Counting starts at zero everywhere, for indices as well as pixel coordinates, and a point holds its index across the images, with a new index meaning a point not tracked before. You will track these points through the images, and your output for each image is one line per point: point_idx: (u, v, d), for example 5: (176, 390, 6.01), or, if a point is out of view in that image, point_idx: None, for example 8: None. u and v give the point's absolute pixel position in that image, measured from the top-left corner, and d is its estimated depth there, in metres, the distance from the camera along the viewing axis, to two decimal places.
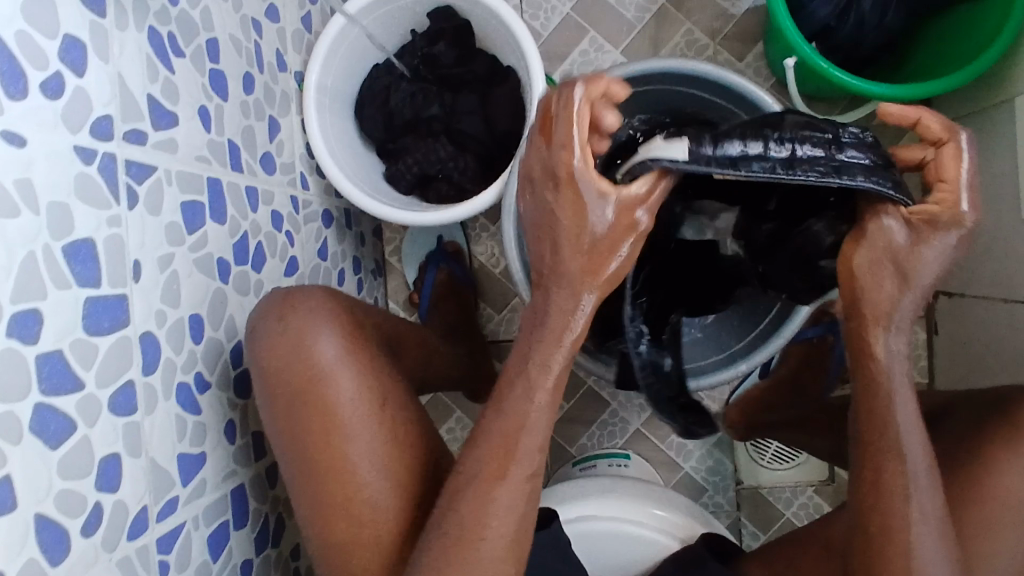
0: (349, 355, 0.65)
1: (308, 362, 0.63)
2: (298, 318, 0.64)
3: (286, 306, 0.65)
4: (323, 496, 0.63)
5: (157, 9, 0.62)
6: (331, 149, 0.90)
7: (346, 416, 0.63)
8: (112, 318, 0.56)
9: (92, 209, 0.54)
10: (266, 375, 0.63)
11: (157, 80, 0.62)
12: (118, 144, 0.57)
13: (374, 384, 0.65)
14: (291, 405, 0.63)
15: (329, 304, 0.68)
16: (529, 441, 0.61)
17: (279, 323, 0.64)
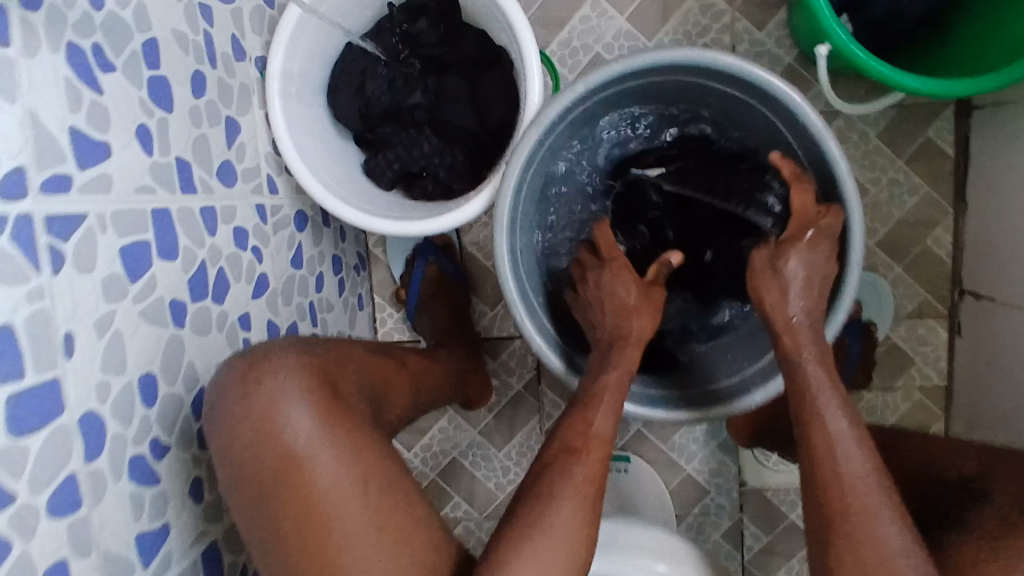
0: (327, 430, 0.56)
1: (281, 446, 0.54)
2: (263, 391, 0.55)
3: (250, 378, 0.55)
4: None
5: (77, 19, 0.50)
6: (301, 145, 0.78)
7: (331, 503, 0.53)
8: (43, 410, 0.46)
9: (5, 289, 0.44)
10: (235, 466, 0.54)
11: (80, 107, 0.50)
12: (36, 199, 0.46)
13: (359, 458, 0.56)
14: (268, 500, 0.53)
15: (299, 368, 0.58)
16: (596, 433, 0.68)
17: (243, 400, 0.55)
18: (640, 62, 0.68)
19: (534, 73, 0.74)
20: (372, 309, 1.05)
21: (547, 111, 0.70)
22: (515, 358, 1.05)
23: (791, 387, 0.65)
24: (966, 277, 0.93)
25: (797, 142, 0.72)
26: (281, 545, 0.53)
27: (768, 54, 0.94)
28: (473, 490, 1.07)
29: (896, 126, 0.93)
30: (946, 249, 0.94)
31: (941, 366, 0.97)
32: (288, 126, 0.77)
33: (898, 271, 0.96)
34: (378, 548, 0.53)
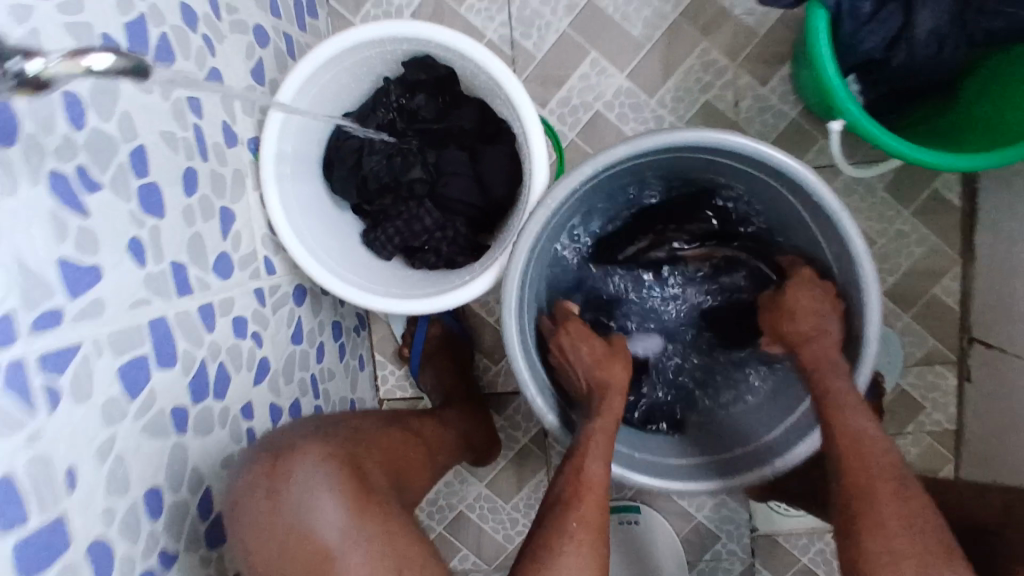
0: (356, 530, 0.57)
1: (313, 532, 0.56)
2: (291, 491, 0.57)
3: (278, 473, 0.57)
4: None
5: (59, 144, 0.49)
6: (299, 228, 0.77)
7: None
8: (49, 550, 0.46)
9: (5, 439, 0.43)
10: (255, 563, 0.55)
11: (69, 235, 0.50)
12: (28, 339, 0.46)
13: (385, 556, 0.58)
14: None
15: (327, 455, 0.61)
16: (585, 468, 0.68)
17: (268, 498, 0.56)
18: (652, 144, 0.66)
19: (536, 154, 0.73)
20: (374, 367, 1.04)
21: (552, 196, 0.68)
22: (520, 413, 1.04)
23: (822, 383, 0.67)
24: (976, 326, 0.93)
25: (816, 218, 0.70)
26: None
27: (772, 109, 0.93)
28: (481, 544, 1.06)
29: (901, 176, 0.93)
30: (954, 297, 0.94)
31: (950, 412, 0.96)
32: (286, 209, 0.76)
33: (905, 320, 0.95)
34: None
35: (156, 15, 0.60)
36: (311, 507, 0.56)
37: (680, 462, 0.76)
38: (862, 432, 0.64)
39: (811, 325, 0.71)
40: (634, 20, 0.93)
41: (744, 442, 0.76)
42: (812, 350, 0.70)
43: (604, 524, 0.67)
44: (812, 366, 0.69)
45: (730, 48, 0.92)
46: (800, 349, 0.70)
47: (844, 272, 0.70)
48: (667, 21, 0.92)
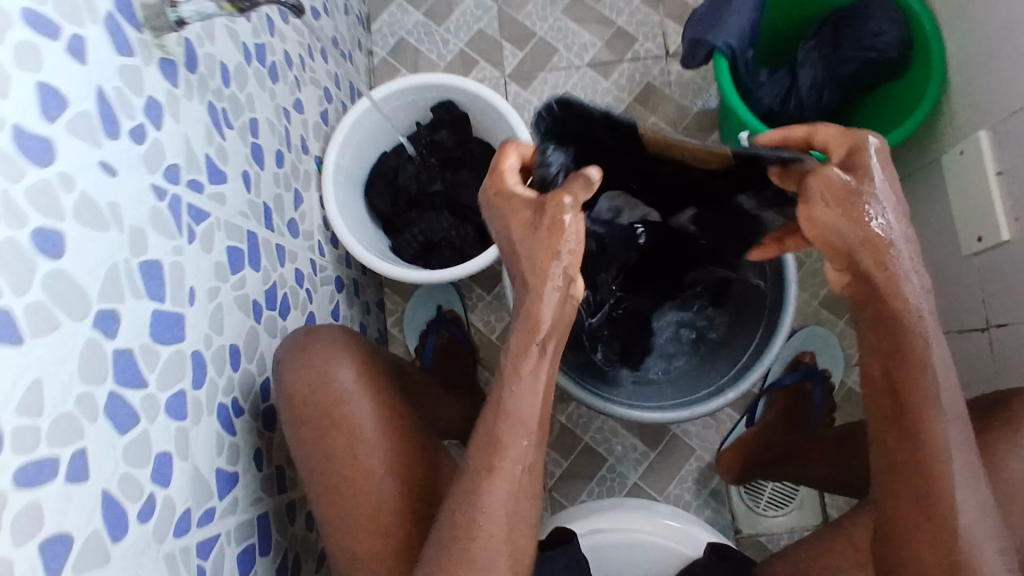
0: (367, 386, 0.73)
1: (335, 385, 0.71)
2: (319, 350, 0.72)
3: (311, 340, 0.72)
4: (328, 460, 0.69)
5: (215, 88, 0.74)
6: (347, 219, 0.98)
7: (364, 428, 0.70)
8: (172, 332, 0.61)
9: (162, 238, 0.61)
10: (292, 400, 0.69)
11: (212, 144, 0.72)
12: (182, 188, 0.66)
13: (385, 407, 0.73)
14: (317, 423, 0.69)
15: (346, 335, 0.76)
16: (509, 431, 0.62)
17: (304, 352, 0.71)
18: None
19: None
20: None
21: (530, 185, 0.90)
22: None
23: (901, 345, 0.61)
24: None
25: None
26: (319, 449, 0.69)
27: None
28: None
29: None
30: None
31: None
32: (340, 205, 0.98)
33: (842, 325, 1.13)
34: (389, 446, 0.71)
35: (271, 45, 0.88)
36: (334, 364, 0.71)
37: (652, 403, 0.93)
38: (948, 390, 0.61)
39: (880, 232, 0.60)
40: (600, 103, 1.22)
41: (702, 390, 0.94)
42: (900, 296, 0.61)
43: (521, 496, 0.63)
44: (901, 312, 0.61)
45: (674, 122, 1.22)
46: (882, 284, 0.61)
47: None
48: (624, 103, 1.22)
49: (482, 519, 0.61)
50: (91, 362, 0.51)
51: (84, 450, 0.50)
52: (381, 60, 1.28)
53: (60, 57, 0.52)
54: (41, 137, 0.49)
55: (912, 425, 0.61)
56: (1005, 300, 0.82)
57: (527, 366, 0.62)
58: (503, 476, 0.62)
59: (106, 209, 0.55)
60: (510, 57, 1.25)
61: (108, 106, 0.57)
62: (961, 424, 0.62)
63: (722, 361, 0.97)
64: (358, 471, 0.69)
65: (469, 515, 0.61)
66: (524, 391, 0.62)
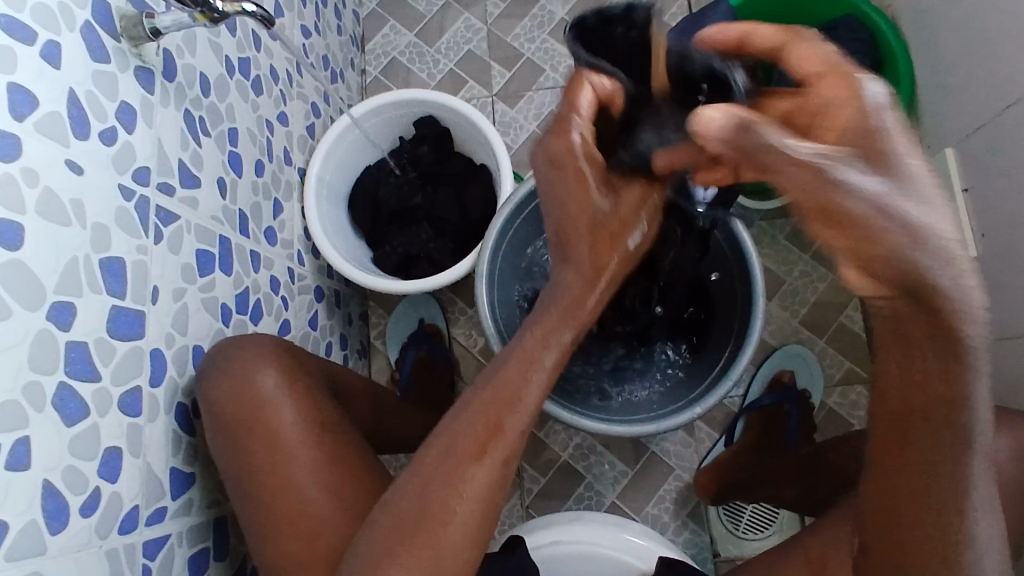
0: (292, 392, 0.73)
1: (258, 396, 0.70)
2: (243, 357, 0.71)
3: (233, 349, 0.72)
4: (255, 475, 0.68)
5: (193, 97, 0.76)
6: (327, 230, 1.00)
7: (287, 437, 0.70)
8: (131, 329, 0.62)
9: (126, 237, 0.63)
10: (215, 413, 0.68)
11: (187, 150, 0.74)
12: (151, 190, 0.67)
13: (312, 414, 0.72)
14: (242, 436, 0.69)
15: (271, 344, 0.76)
16: (515, 419, 0.58)
17: (225, 362, 0.70)
18: None
19: (506, 175, 0.98)
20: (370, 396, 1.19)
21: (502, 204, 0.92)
22: None
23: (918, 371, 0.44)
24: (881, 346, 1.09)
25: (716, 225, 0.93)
26: (240, 457, 0.68)
27: None
28: None
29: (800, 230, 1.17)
30: (860, 326, 1.12)
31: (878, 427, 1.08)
32: (319, 216, 1.00)
33: (822, 345, 1.12)
34: (315, 458, 0.70)
35: (256, 59, 0.90)
36: (259, 370, 0.71)
37: (620, 420, 0.92)
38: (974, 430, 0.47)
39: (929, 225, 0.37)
40: None
41: (671, 408, 0.94)
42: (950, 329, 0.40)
43: (505, 479, 0.58)
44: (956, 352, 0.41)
45: None
46: (942, 328, 0.40)
47: (734, 249, 0.92)
48: None
49: (460, 501, 0.56)
50: (41, 351, 0.52)
51: (27, 438, 0.50)
52: (373, 79, 1.31)
53: (32, 60, 0.54)
54: (7, 134, 0.51)
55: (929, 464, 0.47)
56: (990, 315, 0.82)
57: (557, 344, 0.62)
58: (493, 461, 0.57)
59: (68, 205, 0.56)
60: (498, 77, 1.28)
61: (78, 107, 0.58)
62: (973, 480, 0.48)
63: (694, 379, 0.97)
64: (283, 480, 0.69)
65: (448, 501, 0.56)
66: (541, 376, 0.60)
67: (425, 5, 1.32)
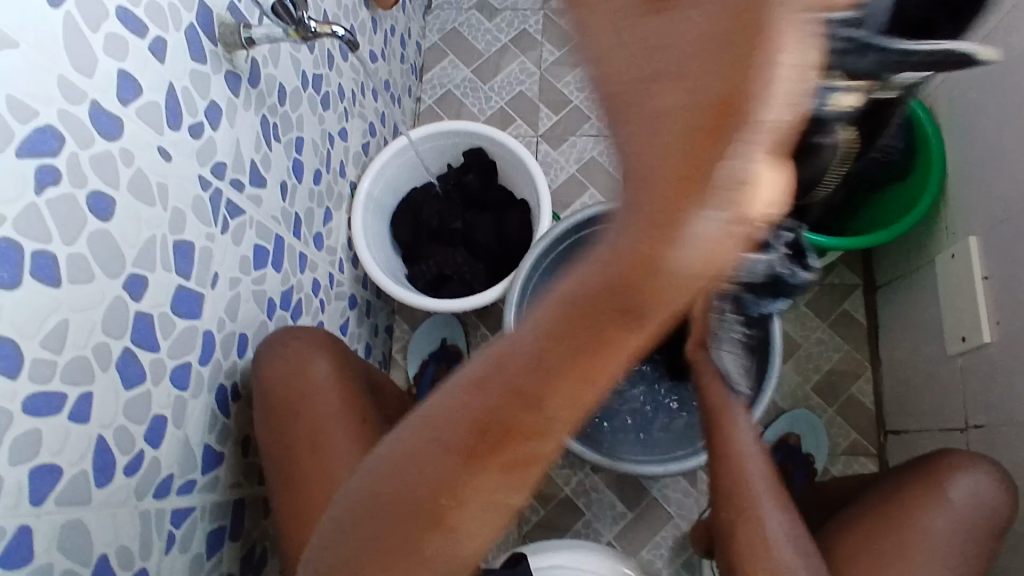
0: (340, 385, 0.79)
1: (308, 383, 0.77)
2: (298, 346, 0.78)
3: (290, 338, 0.78)
4: (296, 457, 0.74)
5: (270, 104, 0.81)
6: (369, 241, 1.05)
7: (328, 423, 0.76)
8: (190, 308, 0.66)
9: (198, 223, 0.68)
10: (264, 393, 0.75)
11: (259, 152, 0.80)
12: (225, 183, 0.73)
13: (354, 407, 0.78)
14: (286, 418, 0.75)
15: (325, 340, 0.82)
16: (536, 429, 0.30)
17: (280, 349, 0.76)
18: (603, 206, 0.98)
19: (544, 216, 1.03)
20: None
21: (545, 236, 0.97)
22: None
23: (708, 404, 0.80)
24: (889, 421, 1.11)
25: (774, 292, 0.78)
26: (276, 431, 0.74)
27: None
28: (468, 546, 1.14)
29: (820, 298, 1.20)
30: (869, 397, 1.14)
31: None
32: (364, 228, 1.05)
33: (830, 413, 1.14)
34: (352, 449, 0.75)
35: (328, 77, 0.97)
36: (312, 360, 0.78)
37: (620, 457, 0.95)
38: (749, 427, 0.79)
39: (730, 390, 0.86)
40: None
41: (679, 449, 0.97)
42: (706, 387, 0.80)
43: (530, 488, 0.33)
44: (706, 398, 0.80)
45: None
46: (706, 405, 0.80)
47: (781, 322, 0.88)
48: None
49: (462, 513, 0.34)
50: (112, 316, 0.56)
51: (90, 393, 0.54)
52: (427, 107, 1.38)
53: (142, 53, 0.59)
54: (113, 116, 0.56)
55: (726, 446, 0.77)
56: (1002, 400, 0.84)
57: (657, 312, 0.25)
58: (484, 477, 0.32)
59: (155, 187, 0.62)
60: (545, 119, 1.34)
61: (175, 101, 0.64)
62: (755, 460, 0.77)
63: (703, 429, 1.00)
64: (318, 462, 0.74)
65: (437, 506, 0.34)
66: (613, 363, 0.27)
67: (484, 44, 1.39)
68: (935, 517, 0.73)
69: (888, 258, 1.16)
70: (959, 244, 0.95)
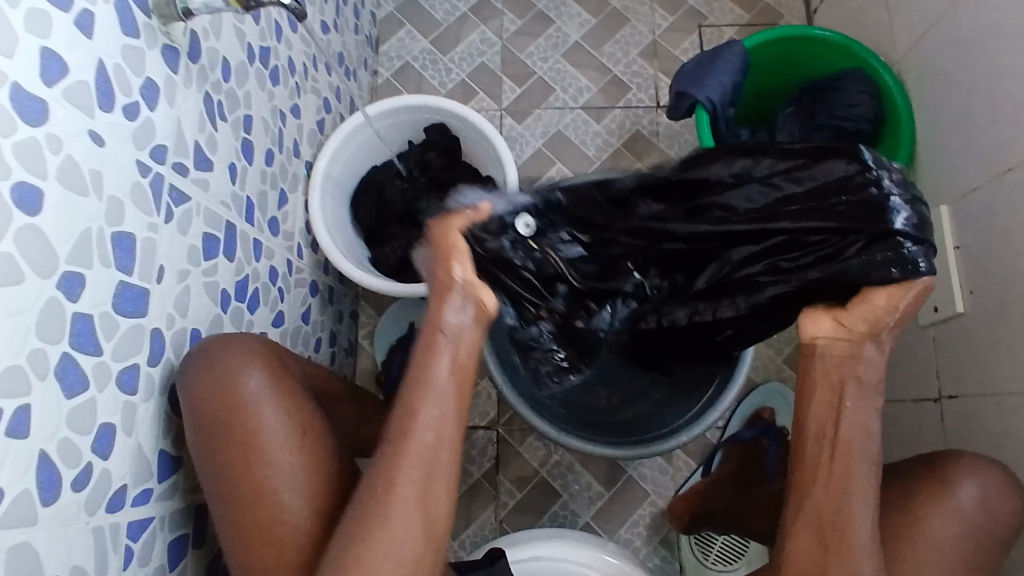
0: (277, 394, 0.70)
1: (236, 394, 0.68)
2: (225, 356, 0.69)
3: (216, 345, 0.69)
4: (234, 488, 0.67)
5: (214, 80, 0.75)
6: (329, 225, 1.00)
7: (269, 441, 0.68)
8: (134, 305, 0.61)
9: (139, 213, 0.62)
10: (193, 404, 0.66)
11: (204, 132, 0.74)
12: (167, 168, 0.67)
13: (296, 419, 0.71)
14: (217, 438, 0.66)
15: (253, 346, 0.72)
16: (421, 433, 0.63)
17: (208, 357, 0.68)
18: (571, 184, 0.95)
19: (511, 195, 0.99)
20: None
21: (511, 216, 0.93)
22: (477, 446, 1.15)
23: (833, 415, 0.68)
24: None
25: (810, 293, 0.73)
26: (218, 459, 0.67)
27: None
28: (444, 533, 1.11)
29: None
30: None
31: None
32: (322, 210, 1.00)
33: None
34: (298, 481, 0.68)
35: (276, 49, 0.90)
36: (244, 370, 0.69)
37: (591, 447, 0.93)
38: (874, 462, 0.66)
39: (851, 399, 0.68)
40: (589, 145, 1.26)
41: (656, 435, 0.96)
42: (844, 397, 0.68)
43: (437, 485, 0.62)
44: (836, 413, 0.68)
45: None
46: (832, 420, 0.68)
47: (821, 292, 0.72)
48: (612, 147, 1.26)
49: (396, 499, 0.60)
50: (48, 320, 0.51)
51: (28, 406, 0.48)
52: (385, 81, 1.31)
53: (67, 27, 0.53)
54: (38, 98, 0.50)
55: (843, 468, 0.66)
56: (977, 370, 0.85)
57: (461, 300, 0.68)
58: (401, 477, 0.61)
59: (88, 174, 0.56)
60: (509, 92, 1.29)
61: (106, 77, 0.58)
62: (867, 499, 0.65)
63: (676, 408, 0.99)
64: (260, 489, 0.67)
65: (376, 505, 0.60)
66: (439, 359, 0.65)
67: (442, 13, 1.33)
68: (940, 523, 0.66)
69: None
70: (930, 213, 0.95)
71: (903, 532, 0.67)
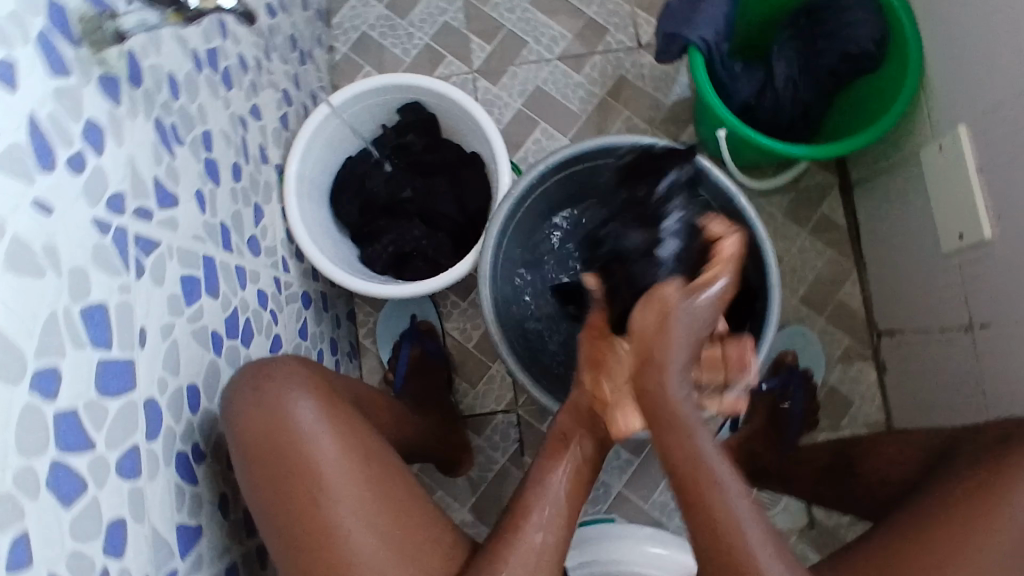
0: (327, 420, 0.66)
1: (286, 423, 0.65)
2: (272, 386, 0.67)
3: (261, 376, 0.67)
4: (295, 524, 0.62)
5: (162, 103, 0.67)
6: (311, 231, 0.93)
7: (326, 469, 0.63)
8: (120, 381, 0.55)
9: (106, 277, 0.55)
10: (242, 439, 0.64)
11: (161, 163, 0.66)
12: (128, 217, 0.60)
13: (353, 445, 0.66)
14: (271, 472, 0.63)
15: (303, 372, 0.70)
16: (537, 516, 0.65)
17: (254, 391, 0.66)
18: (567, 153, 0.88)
19: (504, 172, 0.92)
20: None
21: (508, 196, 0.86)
22: (498, 432, 1.11)
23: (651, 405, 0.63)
24: (880, 322, 1.09)
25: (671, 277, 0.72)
26: (272, 498, 0.63)
27: None
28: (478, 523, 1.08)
29: (798, 204, 1.14)
30: (858, 301, 1.11)
31: (877, 403, 1.09)
32: (302, 216, 0.92)
33: (821, 322, 1.11)
34: (360, 510, 0.62)
35: (223, 49, 0.81)
36: (290, 398, 0.66)
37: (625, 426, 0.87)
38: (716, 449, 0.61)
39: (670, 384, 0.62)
40: (572, 98, 1.18)
41: None
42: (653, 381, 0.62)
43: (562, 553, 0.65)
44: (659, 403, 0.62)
45: (648, 116, 1.17)
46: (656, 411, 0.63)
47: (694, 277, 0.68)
48: (597, 97, 1.18)
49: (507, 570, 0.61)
50: (28, 431, 0.45)
51: (25, 532, 0.43)
52: (343, 55, 1.21)
53: None
54: None
55: (698, 469, 0.60)
56: (1008, 300, 0.81)
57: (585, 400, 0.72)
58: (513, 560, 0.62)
59: (41, 252, 0.48)
60: (478, 51, 1.20)
61: (41, 133, 0.50)
62: (742, 488, 0.60)
63: None
64: (320, 522, 0.61)
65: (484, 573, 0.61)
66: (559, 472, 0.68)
67: None
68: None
69: (865, 154, 1.10)
70: (947, 135, 0.89)
71: (981, 505, 0.63)
